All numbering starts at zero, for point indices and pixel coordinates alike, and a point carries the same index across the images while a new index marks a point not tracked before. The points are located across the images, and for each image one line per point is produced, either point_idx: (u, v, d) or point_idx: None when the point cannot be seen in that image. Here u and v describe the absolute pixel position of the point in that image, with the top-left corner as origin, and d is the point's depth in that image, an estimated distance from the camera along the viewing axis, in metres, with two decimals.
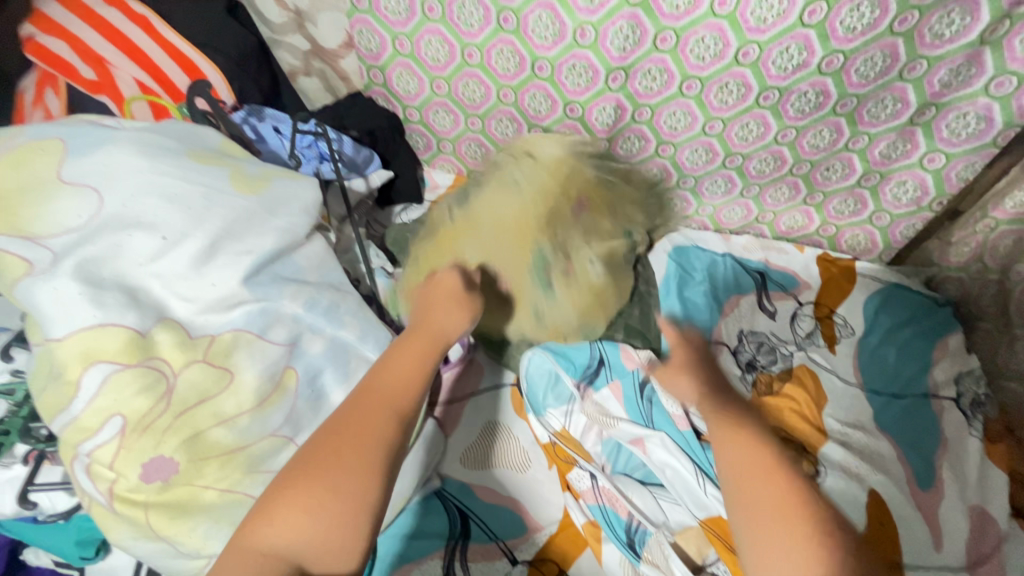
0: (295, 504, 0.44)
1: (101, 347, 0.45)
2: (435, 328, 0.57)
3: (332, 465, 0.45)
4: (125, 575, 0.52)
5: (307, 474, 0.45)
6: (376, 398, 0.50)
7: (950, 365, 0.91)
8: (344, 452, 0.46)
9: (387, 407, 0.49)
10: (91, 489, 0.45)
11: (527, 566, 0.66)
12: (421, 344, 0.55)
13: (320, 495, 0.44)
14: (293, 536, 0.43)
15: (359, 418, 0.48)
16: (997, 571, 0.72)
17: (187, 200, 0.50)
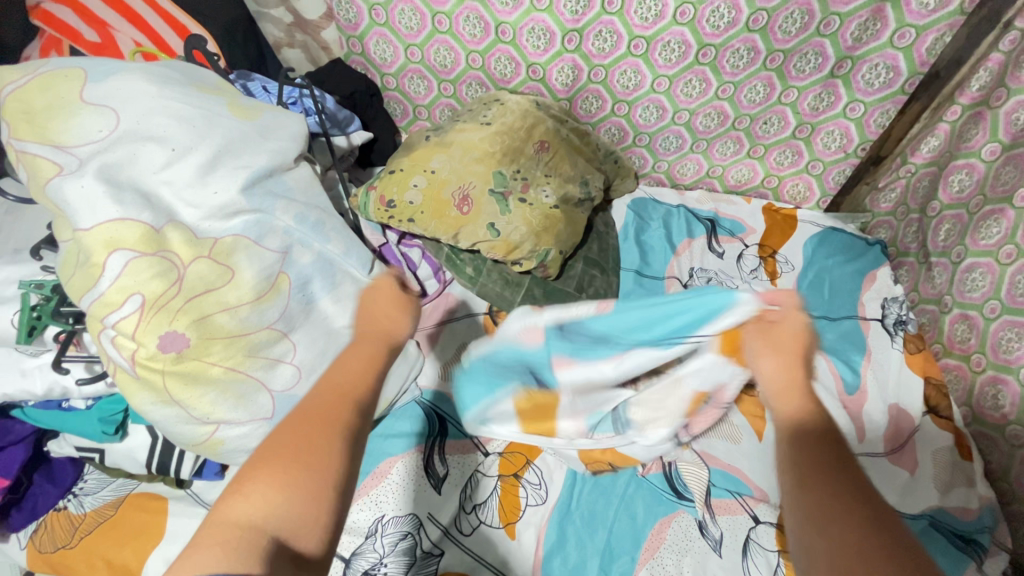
0: (264, 483, 0.39)
1: (122, 237, 0.53)
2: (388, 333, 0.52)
3: (294, 454, 0.40)
4: (141, 454, 0.61)
5: (276, 453, 0.40)
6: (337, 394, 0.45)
7: (877, 293, 1.02)
8: (303, 434, 0.41)
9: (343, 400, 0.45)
10: (115, 357, 0.54)
11: (498, 457, 0.74)
12: (369, 348, 0.50)
13: (290, 470, 0.40)
14: (264, 509, 0.38)
15: (318, 410, 0.43)
16: (910, 457, 0.82)
17: (191, 120, 0.58)
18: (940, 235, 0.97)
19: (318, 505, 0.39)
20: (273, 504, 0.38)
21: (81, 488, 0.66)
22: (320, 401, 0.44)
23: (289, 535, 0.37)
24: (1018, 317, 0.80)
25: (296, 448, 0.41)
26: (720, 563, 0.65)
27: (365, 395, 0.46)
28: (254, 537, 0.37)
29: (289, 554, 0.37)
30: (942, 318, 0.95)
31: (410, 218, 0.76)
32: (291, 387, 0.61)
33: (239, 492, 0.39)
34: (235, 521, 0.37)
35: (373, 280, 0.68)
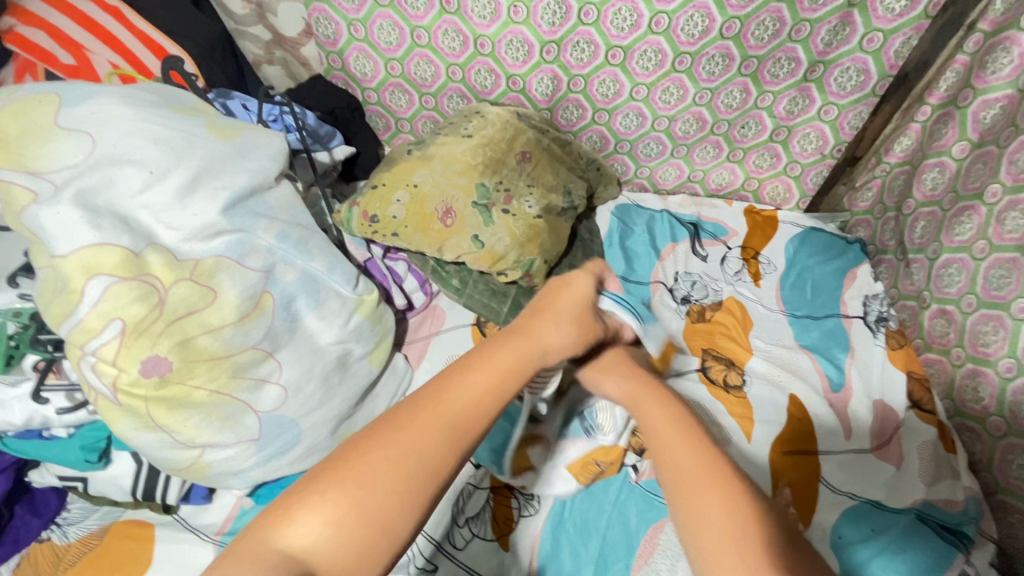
0: (333, 501, 0.35)
1: (101, 262, 0.52)
2: (537, 346, 0.47)
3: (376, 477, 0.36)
4: (125, 481, 0.60)
5: (360, 466, 0.36)
6: (445, 409, 0.39)
7: (858, 291, 1.04)
8: (394, 455, 0.37)
9: (454, 423, 0.39)
10: (96, 385, 0.53)
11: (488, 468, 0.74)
12: (505, 361, 0.44)
13: (358, 501, 0.35)
14: (318, 543, 0.34)
15: (421, 425, 0.38)
16: (896, 451, 0.83)
17: (169, 142, 0.58)
18: (916, 232, 0.99)
19: (371, 555, 0.34)
20: (329, 538, 0.34)
21: (65, 519, 0.65)
22: (424, 416, 0.39)
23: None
24: (994, 310, 0.82)
25: (375, 468, 0.36)
26: None
27: (477, 428, 0.40)
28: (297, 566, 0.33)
29: None
30: (921, 314, 0.97)
31: (394, 232, 0.76)
32: (278, 407, 0.60)
33: (308, 503, 0.35)
34: (278, 545, 0.34)
35: (360, 298, 0.70)
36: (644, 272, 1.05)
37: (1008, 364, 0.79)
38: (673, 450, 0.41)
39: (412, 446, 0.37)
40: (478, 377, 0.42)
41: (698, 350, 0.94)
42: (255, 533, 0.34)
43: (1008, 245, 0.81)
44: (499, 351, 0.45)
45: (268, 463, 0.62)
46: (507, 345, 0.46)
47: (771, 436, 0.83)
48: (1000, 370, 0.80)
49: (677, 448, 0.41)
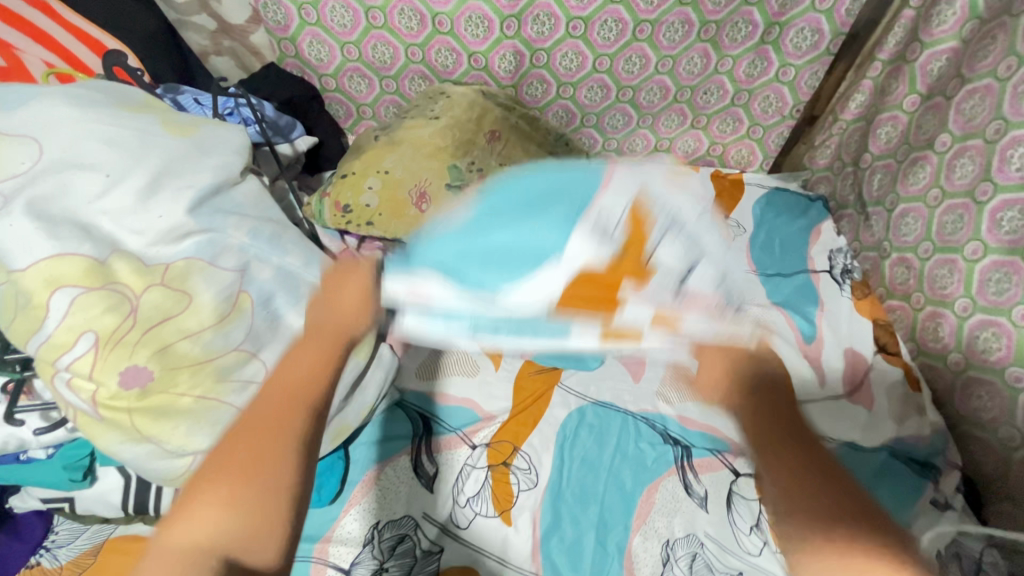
0: (211, 505, 0.40)
1: (64, 274, 0.50)
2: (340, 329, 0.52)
3: (251, 465, 0.41)
4: (113, 496, 0.58)
5: (225, 470, 0.41)
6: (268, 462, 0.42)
7: (823, 247, 1.08)
8: (248, 469, 0.41)
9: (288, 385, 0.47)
10: (74, 401, 0.50)
11: (485, 448, 0.75)
12: (320, 345, 0.49)
13: (238, 487, 0.40)
14: (214, 533, 0.38)
15: (252, 445, 0.42)
16: (867, 394, 0.88)
17: (124, 143, 0.55)
18: (874, 185, 1.03)
19: (271, 510, 0.40)
20: (224, 522, 0.39)
21: (53, 541, 0.62)
22: (261, 464, 0.41)
23: (242, 554, 0.38)
24: (949, 254, 0.87)
25: (244, 464, 0.41)
26: (708, 519, 0.70)
27: (319, 390, 0.47)
28: (203, 560, 0.37)
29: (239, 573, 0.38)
30: (882, 263, 1.02)
31: (368, 221, 0.74)
32: None
33: (188, 511, 0.40)
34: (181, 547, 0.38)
35: None
36: None
37: (964, 304, 0.84)
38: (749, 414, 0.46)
39: (269, 416, 0.44)
40: (301, 359, 0.49)
41: None
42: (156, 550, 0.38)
43: (958, 191, 0.85)
44: (307, 344, 0.51)
45: None
46: (320, 337, 0.50)
47: None
48: (958, 311, 0.85)
49: (753, 419, 0.46)
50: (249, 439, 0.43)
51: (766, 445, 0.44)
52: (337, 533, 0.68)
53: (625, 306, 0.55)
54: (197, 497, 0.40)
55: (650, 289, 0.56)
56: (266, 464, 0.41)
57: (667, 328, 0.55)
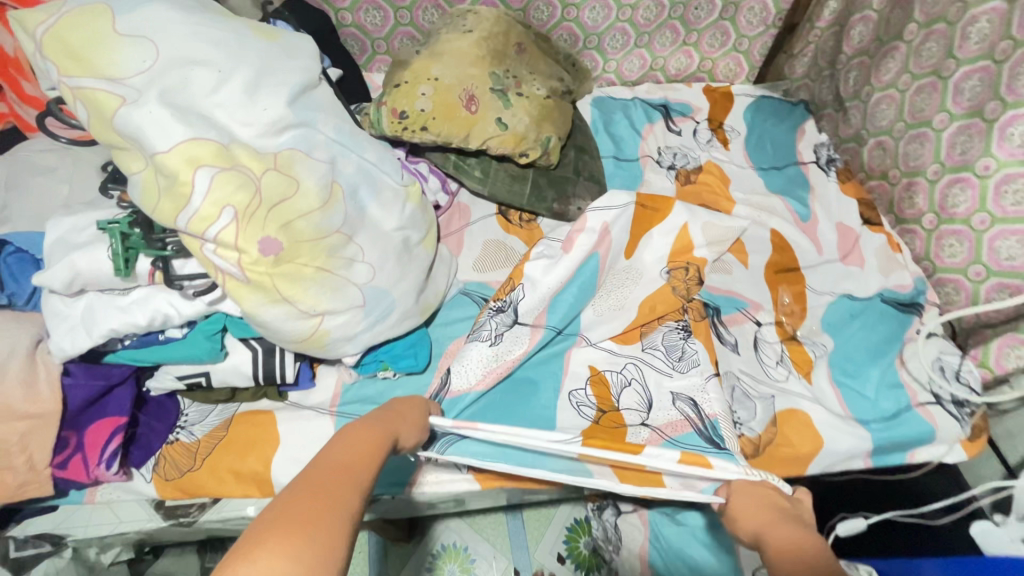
0: (274, 553, 0.36)
1: (200, 155, 0.56)
2: (393, 424, 0.55)
3: (313, 523, 0.39)
4: (246, 366, 0.66)
5: (289, 521, 0.38)
6: (335, 504, 0.41)
7: (809, 143, 1.20)
8: (315, 519, 0.39)
9: (341, 460, 0.46)
10: (223, 267, 0.58)
11: None
12: (369, 435, 0.51)
13: (304, 541, 0.37)
14: None
15: (321, 500, 0.41)
16: (857, 255, 1.02)
17: (225, 43, 0.61)
18: (850, 82, 1.16)
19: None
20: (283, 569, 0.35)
21: (186, 421, 0.69)
22: (324, 510, 0.40)
23: None
24: (920, 129, 1.00)
25: (307, 518, 0.39)
26: (740, 359, 0.86)
27: (367, 475, 0.46)
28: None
29: None
30: (861, 150, 1.15)
31: (423, 125, 0.81)
32: (371, 280, 0.67)
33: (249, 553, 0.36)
34: None
35: (407, 187, 0.76)
36: (632, 149, 1.16)
37: (935, 169, 0.97)
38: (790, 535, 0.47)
39: (328, 479, 0.43)
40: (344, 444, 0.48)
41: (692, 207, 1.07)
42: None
43: (925, 72, 0.98)
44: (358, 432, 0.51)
45: (374, 327, 0.69)
46: (372, 429, 0.52)
47: (763, 262, 0.99)
48: (930, 176, 0.99)
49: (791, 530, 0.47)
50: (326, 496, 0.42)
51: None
52: None
53: (646, 460, 0.59)
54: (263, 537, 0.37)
55: (656, 459, 0.59)
56: (329, 519, 0.39)
57: (697, 469, 0.59)
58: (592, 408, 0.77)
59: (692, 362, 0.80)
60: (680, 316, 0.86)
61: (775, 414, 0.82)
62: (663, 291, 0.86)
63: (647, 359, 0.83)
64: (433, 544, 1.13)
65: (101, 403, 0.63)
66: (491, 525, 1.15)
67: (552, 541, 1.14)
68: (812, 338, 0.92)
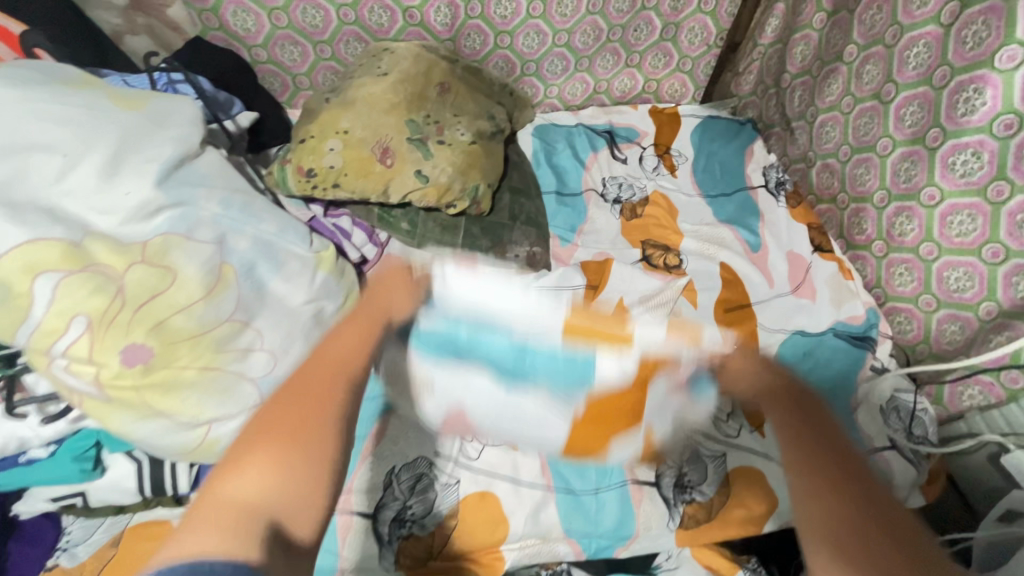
0: (263, 469, 0.39)
1: (43, 258, 0.48)
2: (383, 306, 0.56)
3: (297, 429, 0.42)
4: (129, 482, 0.58)
5: (274, 429, 0.41)
6: (313, 425, 0.42)
7: (758, 165, 1.17)
8: (301, 428, 0.42)
9: (330, 356, 0.48)
10: (77, 386, 0.50)
11: None
12: (359, 332, 0.51)
13: (290, 448, 0.41)
14: (260, 494, 0.38)
15: (301, 413, 0.43)
16: (809, 287, 0.99)
17: (74, 120, 0.53)
18: (795, 101, 1.12)
19: (314, 478, 0.40)
20: (269, 489, 0.39)
21: (68, 541, 0.60)
22: (301, 434, 0.41)
23: (284, 517, 0.38)
24: (865, 153, 0.97)
25: (293, 423, 0.42)
26: (690, 413, 0.81)
27: (357, 364, 0.48)
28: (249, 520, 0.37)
29: (281, 541, 0.37)
30: (809, 172, 1.12)
31: (334, 182, 0.75)
32: (271, 371, 0.59)
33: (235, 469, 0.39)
34: (229, 498, 0.38)
35: (318, 254, 0.68)
36: (576, 181, 1.10)
37: (881, 196, 0.94)
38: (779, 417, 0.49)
39: (313, 383, 0.45)
40: (338, 343, 0.49)
41: (637, 243, 1.02)
42: (204, 498, 0.38)
43: (867, 95, 0.95)
44: (352, 326, 0.52)
45: None
46: (360, 323, 0.53)
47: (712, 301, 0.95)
48: (877, 203, 0.96)
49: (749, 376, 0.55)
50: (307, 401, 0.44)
51: (858, 501, 0.41)
52: (357, 482, 0.69)
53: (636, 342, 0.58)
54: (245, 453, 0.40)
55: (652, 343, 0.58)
56: (313, 429, 0.42)
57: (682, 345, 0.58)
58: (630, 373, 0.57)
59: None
60: None
61: (728, 473, 0.77)
62: None
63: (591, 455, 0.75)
64: None
65: None
66: None
67: None
68: None
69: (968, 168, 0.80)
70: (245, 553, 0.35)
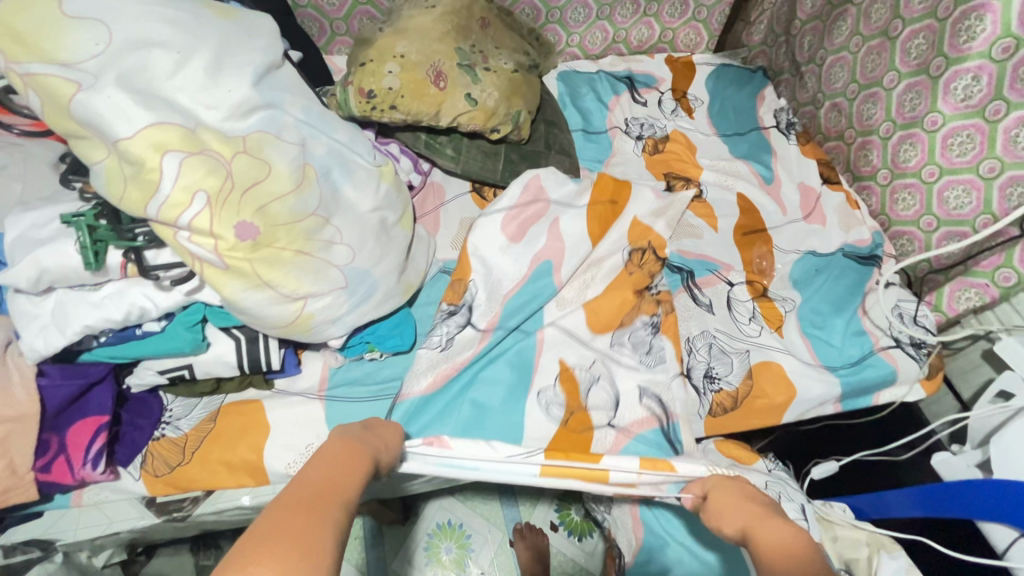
0: (264, 573, 0.33)
1: (167, 139, 0.55)
2: (372, 441, 0.51)
3: (300, 528, 0.37)
4: (230, 356, 0.65)
5: (273, 549, 0.35)
6: (312, 524, 0.38)
7: (769, 108, 1.24)
8: (304, 522, 0.37)
9: (314, 488, 0.41)
10: (200, 254, 0.57)
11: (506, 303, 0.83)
12: (353, 449, 0.48)
13: (295, 556, 0.35)
14: None
15: (301, 516, 0.38)
16: (819, 214, 1.07)
17: (182, 23, 0.59)
18: (805, 46, 1.19)
19: None
20: None
21: (171, 416, 0.68)
22: (298, 521, 0.37)
23: None
24: (872, 89, 1.04)
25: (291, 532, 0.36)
26: (715, 318, 0.90)
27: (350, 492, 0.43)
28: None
29: None
30: (818, 113, 1.19)
31: (392, 104, 0.81)
32: (352, 261, 0.67)
33: (240, 569, 0.33)
34: None
35: (381, 167, 0.76)
36: (601, 122, 1.17)
37: (887, 127, 1.02)
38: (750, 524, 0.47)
39: (301, 522, 0.37)
40: (327, 463, 0.45)
41: (661, 176, 1.09)
42: None
43: (875, 33, 1.02)
44: (338, 447, 0.48)
45: (358, 308, 0.69)
46: (352, 445, 0.48)
47: (733, 226, 1.03)
48: (883, 134, 1.03)
49: (780, 526, 0.45)
50: (323, 474, 0.43)
51: None
52: None
53: (610, 466, 0.56)
54: (271, 535, 0.36)
55: (620, 463, 0.57)
56: (323, 517, 0.38)
57: (659, 474, 0.57)
58: (561, 406, 0.75)
59: (660, 357, 0.80)
60: (652, 308, 0.85)
61: (751, 367, 0.86)
62: (623, 275, 0.86)
63: (615, 355, 0.81)
64: (427, 526, 1.14)
65: (82, 402, 0.61)
66: (485, 502, 1.18)
67: (544, 514, 1.17)
68: (783, 294, 0.96)
69: (969, 91, 0.87)
70: None
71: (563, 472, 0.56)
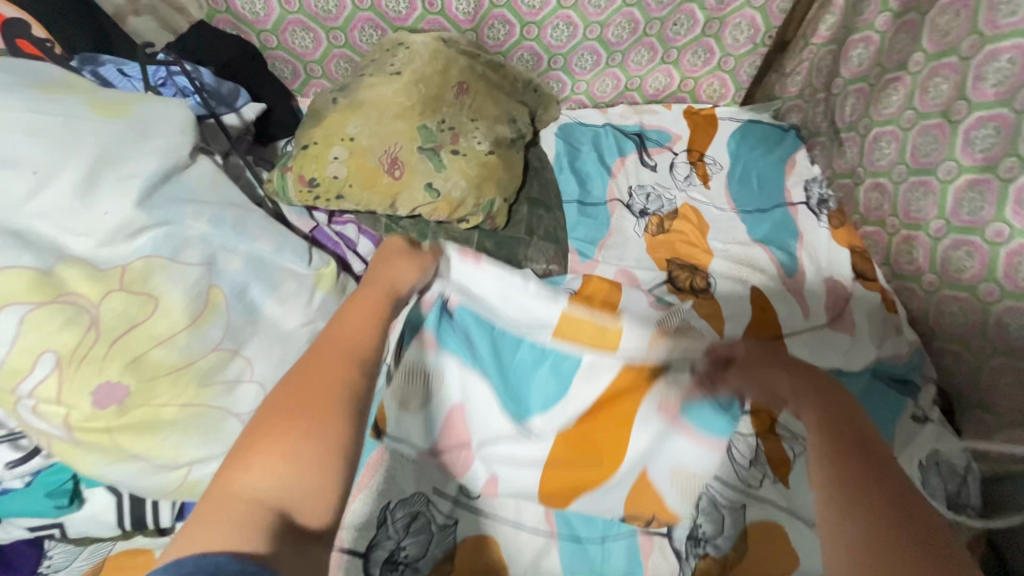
0: (275, 448, 0.37)
1: (9, 288, 0.45)
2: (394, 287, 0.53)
3: (310, 396, 0.39)
4: (108, 517, 0.55)
5: (286, 415, 0.38)
6: (324, 378, 0.40)
7: (799, 178, 1.07)
8: (314, 385, 0.40)
9: (331, 346, 0.43)
10: (46, 429, 0.47)
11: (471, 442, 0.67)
12: (374, 302, 0.49)
13: (303, 423, 0.37)
14: (274, 483, 0.35)
15: (318, 368, 0.41)
16: (848, 322, 0.88)
17: (47, 131, 0.49)
18: (847, 109, 1.03)
19: (329, 467, 0.36)
20: (288, 476, 0.36)
21: (49, 567, 0.57)
22: (310, 382, 0.40)
23: (297, 508, 0.35)
24: (923, 176, 0.87)
25: (302, 397, 0.39)
26: None
27: (367, 343, 0.44)
28: (264, 512, 0.34)
29: (293, 531, 0.34)
30: (857, 189, 1.01)
31: (339, 194, 0.69)
32: (260, 404, 0.55)
33: (245, 461, 0.36)
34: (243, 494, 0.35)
35: (317, 272, 0.64)
36: (600, 192, 1.02)
37: (938, 226, 0.85)
38: (814, 413, 0.45)
39: (314, 383, 0.40)
40: (352, 316, 0.46)
41: (664, 262, 0.93)
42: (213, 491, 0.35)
43: (933, 111, 0.85)
44: (359, 301, 0.49)
45: None
46: (370, 296, 0.50)
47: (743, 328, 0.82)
48: (932, 232, 0.86)
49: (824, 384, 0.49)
50: (345, 326, 0.45)
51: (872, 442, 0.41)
52: None
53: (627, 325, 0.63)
54: (275, 420, 0.38)
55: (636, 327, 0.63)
56: (336, 375, 0.41)
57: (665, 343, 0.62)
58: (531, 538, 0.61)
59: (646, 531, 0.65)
60: None
61: None
62: None
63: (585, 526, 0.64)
64: None
65: None
66: None
67: None
68: None
69: None
70: (254, 545, 0.32)
71: (574, 331, 0.64)
